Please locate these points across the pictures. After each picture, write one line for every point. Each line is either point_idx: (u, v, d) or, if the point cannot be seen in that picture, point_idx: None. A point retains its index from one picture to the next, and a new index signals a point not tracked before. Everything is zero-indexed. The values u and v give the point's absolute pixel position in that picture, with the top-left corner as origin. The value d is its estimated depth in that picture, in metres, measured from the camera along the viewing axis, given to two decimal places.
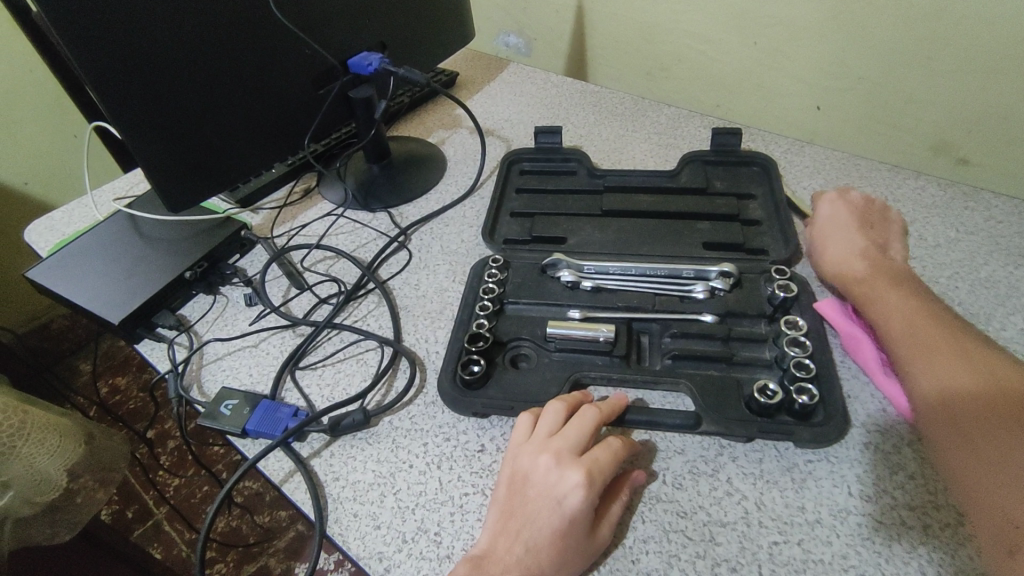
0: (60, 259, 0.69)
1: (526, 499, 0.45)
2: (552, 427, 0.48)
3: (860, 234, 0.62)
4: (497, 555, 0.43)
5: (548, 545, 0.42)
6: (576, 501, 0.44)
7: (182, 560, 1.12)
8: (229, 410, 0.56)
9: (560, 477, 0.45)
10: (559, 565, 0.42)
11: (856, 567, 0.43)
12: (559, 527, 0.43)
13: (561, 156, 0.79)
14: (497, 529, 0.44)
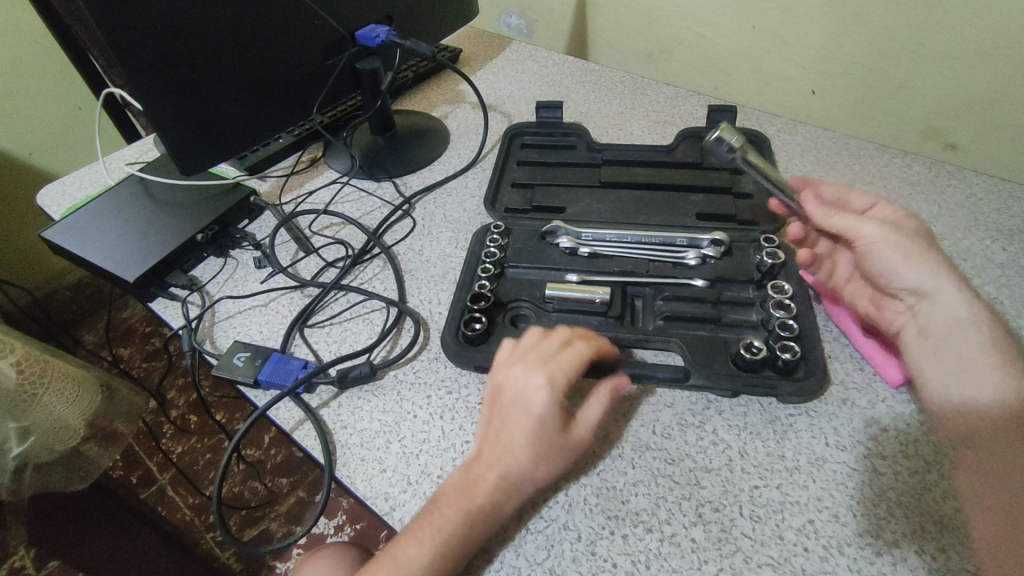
0: (73, 221, 0.71)
1: (502, 407, 0.48)
2: (525, 343, 0.51)
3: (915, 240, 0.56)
4: (483, 456, 0.46)
5: (523, 440, 0.46)
6: (543, 398, 0.47)
7: (186, 523, 1.15)
8: (242, 362, 0.59)
9: (528, 379, 0.48)
10: (537, 458, 0.45)
11: (829, 508, 0.46)
12: (533, 425, 0.46)
13: (561, 130, 0.81)
14: (483, 435, 0.48)
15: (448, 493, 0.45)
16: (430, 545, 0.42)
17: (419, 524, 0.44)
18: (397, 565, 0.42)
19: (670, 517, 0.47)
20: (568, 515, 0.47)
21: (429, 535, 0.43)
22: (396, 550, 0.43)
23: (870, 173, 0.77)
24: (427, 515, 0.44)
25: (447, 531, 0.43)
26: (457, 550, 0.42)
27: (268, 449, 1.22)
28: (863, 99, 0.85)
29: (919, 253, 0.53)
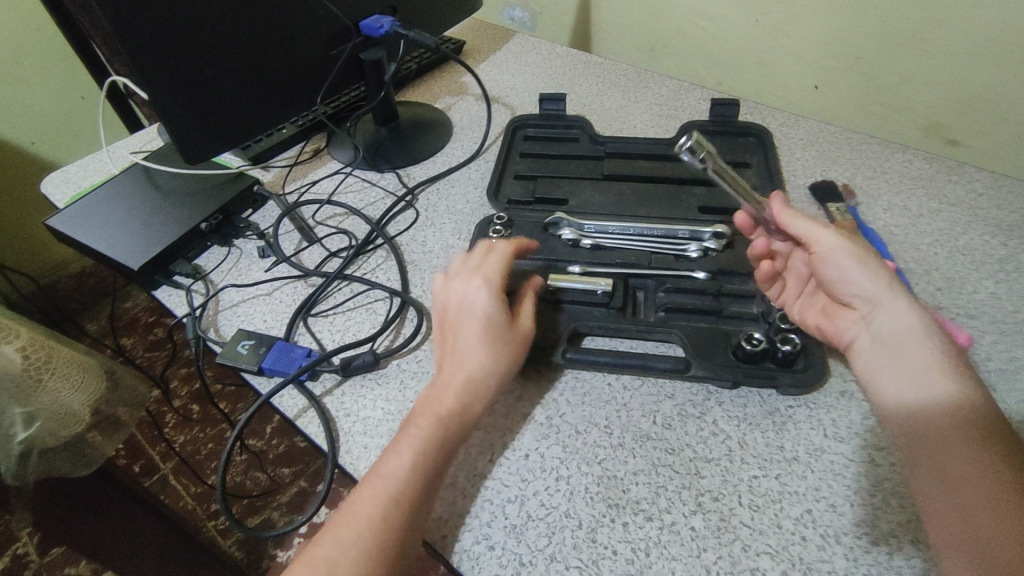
0: (77, 209, 0.72)
1: (450, 321, 0.52)
2: (457, 262, 0.55)
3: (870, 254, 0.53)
4: (443, 366, 0.50)
5: (476, 339, 0.50)
6: (483, 298, 0.51)
7: (188, 512, 1.16)
8: (246, 350, 0.59)
9: (467, 288, 0.52)
10: (492, 352, 0.50)
11: (827, 498, 0.47)
12: (481, 324, 0.50)
13: (564, 123, 0.81)
14: (441, 349, 0.51)
15: (420, 405, 0.48)
16: (411, 450, 0.45)
17: (398, 438, 0.46)
18: (381, 473, 0.44)
19: (669, 506, 0.47)
20: (569, 503, 0.48)
21: (408, 442, 0.46)
22: (380, 465, 0.45)
23: (871, 168, 0.77)
24: (404, 428, 0.47)
25: (424, 433, 0.46)
26: (438, 449, 0.46)
27: (269, 439, 1.22)
28: (865, 94, 0.85)
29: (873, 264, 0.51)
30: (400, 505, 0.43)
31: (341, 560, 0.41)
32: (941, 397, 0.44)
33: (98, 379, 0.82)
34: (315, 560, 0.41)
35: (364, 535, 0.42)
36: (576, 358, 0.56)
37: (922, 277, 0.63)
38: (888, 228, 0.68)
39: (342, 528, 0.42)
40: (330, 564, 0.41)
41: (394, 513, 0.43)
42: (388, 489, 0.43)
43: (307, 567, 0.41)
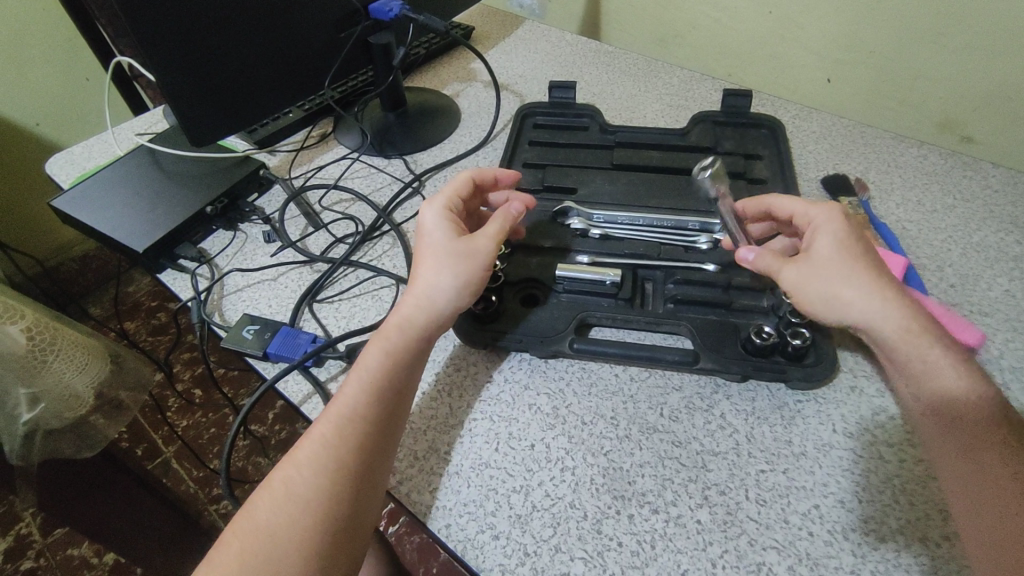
0: (82, 190, 0.71)
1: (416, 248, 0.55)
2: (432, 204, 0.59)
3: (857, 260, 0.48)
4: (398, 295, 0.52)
5: (424, 253, 0.52)
6: (429, 216, 0.54)
7: (190, 495, 1.16)
8: (252, 334, 0.59)
9: (420, 218, 0.55)
10: (434, 266, 0.51)
11: (835, 494, 0.47)
12: (425, 245, 0.52)
13: (574, 111, 0.81)
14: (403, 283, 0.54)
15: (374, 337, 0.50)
16: (363, 368, 0.47)
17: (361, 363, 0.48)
18: (334, 398, 0.46)
19: (676, 498, 0.47)
20: (574, 494, 0.48)
21: (359, 367, 0.47)
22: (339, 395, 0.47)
23: (885, 162, 0.76)
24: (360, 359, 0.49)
25: (373, 355, 0.47)
26: (386, 368, 0.47)
27: (272, 424, 1.22)
28: (879, 88, 0.84)
29: (857, 282, 0.47)
30: (352, 422, 0.44)
31: (295, 479, 0.41)
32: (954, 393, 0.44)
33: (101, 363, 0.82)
34: (273, 483, 0.42)
35: (317, 451, 0.42)
36: (583, 348, 0.55)
37: (934, 273, 0.62)
38: (901, 223, 0.68)
39: (299, 451, 0.43)
40: (286, 484, 0.41)
41: (345, 429, 0.43)
42: (338, 409, 0.44)
43: (267, 490, 0.42)
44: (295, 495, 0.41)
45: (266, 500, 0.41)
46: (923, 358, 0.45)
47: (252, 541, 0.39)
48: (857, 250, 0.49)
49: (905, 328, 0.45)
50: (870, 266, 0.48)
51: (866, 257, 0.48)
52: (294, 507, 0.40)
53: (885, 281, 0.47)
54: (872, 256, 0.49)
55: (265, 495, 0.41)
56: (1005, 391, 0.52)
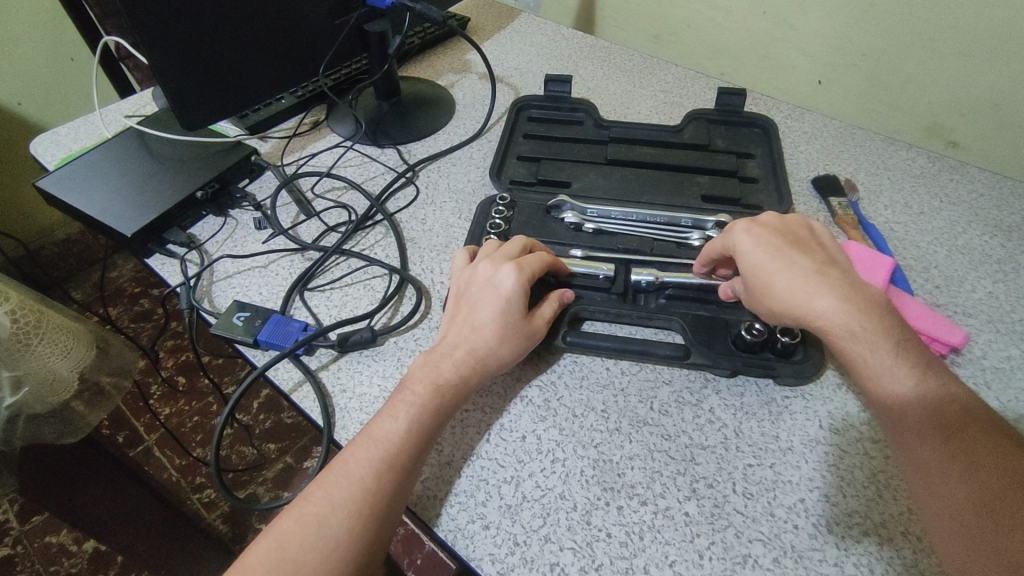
0: (68, 171, 0.70)
1: (469, 295, 0.54)
2: (489, 250, 0.58)
3: (780, 253, 0.50)
4: (448, 340, 0.52)
5: (491, 316, 0.51)
6: (511, 280, 0.52)
7: (172, 483, 1.15)
8: (242, 321, 0.58)
9: (496, 271, 0.53)
10: (500, 337, 0.51)
11: (820, 488, 0.47)
12: (500, 306, 0.52)
13: (569, 105, 0.81)
14: (449, 324, 0.53)
15: (416, 373, 0.50)
16: (405, 413, 0.46)
17: (395, 402, 0.48)
18: (374, 437, 0.45)
19: (664, 491, 0.48)
20: (564, 485, 0.48)
21: (404, 410, 0.47)
22: (373, 427, 0.46)
23: (874, 164, 0.77)
24: (398, 396, 0.48)
25: (422, 401, 0.47)
26: (432, 418, 0.47)
27: (257, 414, 1.21)
28: (869, 91, 0.85)
29: (782, 281, 0.49)
30: (392, 469, 0.44)
31: (331, 520, 0.41)
32: (906, 394, 0.43)
33: (85, 346, 0.81)
34: (299, 517, 0.41)
35: (357, 494, 0.42)
36: (575, 342, 0.56)
37: (920, 274, 0.63)
38: (888, 224, 0.69)
39: (335, 489, 0.42)
40: (321, 522, 0.40)
41: (388, 478, 0.43)
42: (381, 453, 0.44)
43: (294, 523, 0.41)
44: (327, 534, 0.40)
45: (295, 535, 0.40)
46: (885, 356, 0.44)
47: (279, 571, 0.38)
48: (774, 246, 0.51)
49: (837, 312, 0.46)
50: (788, 259, 0.50)
51: (783, 248, 0.51)
52: (327, 548, 0.39)
53: (806, 269, 0.49)
54: (791, 248, 0.51)
55: (297, 531, 0.40)
56: (986, 392, 0.53)
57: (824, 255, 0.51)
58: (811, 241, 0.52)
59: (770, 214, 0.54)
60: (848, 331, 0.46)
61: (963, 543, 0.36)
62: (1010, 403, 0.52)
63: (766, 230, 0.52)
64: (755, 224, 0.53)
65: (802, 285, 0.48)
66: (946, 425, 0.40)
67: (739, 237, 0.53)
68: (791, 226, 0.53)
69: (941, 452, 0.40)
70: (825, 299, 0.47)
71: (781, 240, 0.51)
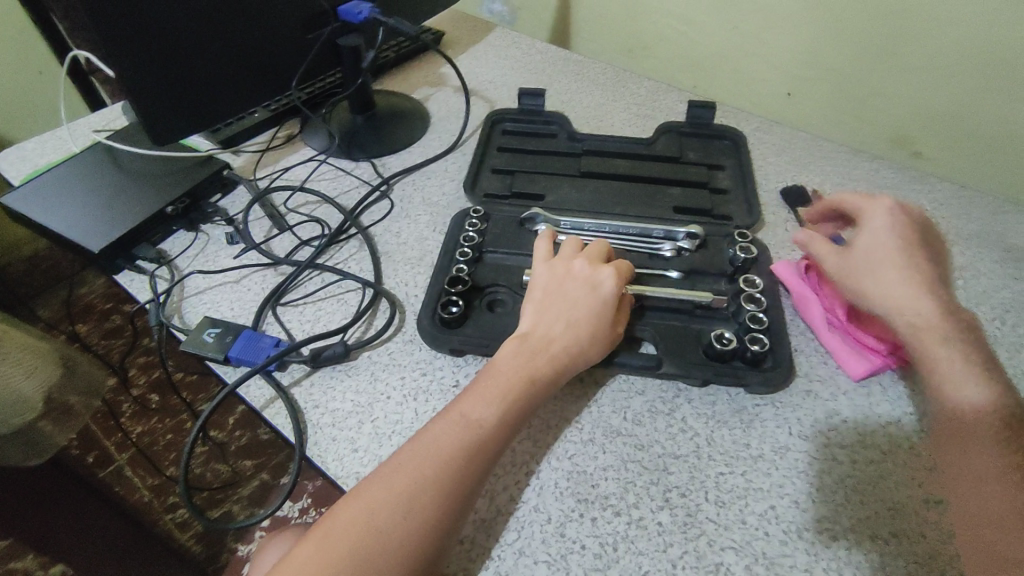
0: (33, 187, 0.68)
1: (563, 287, 0.54)
2: (573, 247, 0.58)
3: (908, 250, 0.53)
4: (541, 330, 0.51)
5: (587, 313, 0.52)
6: (611, 285, 0.53)
7: (144, 504, 1.12)
8: (212, 337, 0.58)
9: (594, 273, 0.54)
10: (594, 337, 0.51)
11: (790, 495, 0.48)
12: (595, 306, 0.52)
13: (542, 118, 0.81)
14: (537, 313, 0.53)
15: (512, 359, 0.49)
16: (499, 403, 0.47)
17: (488, 387, 0.47)
18: (469, 419, 0.45)
19: (638, 501, 0.48)
20: (538, 498, 0.48)
21: (498, 398, 0.47)
22: (465, 409, 0.46)
23: (839, 174, 0.79)
24: (491, 380, 0.48)
25: (518, 394, 0.47)
26: (522, 411, 0.47)
27: (231, 430, 1.19)
28: (835, 103, 0.87)
29: (886, 274, 0.52)
30: (481, 453, 0.44)
31: (421, 497, 0.41)
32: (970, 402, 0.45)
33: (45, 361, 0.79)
34: (389, 489, 0.41)
35: (449, 475, 0.42)
36: None
37: None
38: None
39: (426, 466, 0.42)
40: (410, 497, 0.41)
41: (474, 466, 0.43)
42: (469, 438, 0.44)
43: (383, 492, 0.41)
44: (417, 511, 0.40)
45: (385, 504, 0.40)
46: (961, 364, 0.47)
47: (369, 538, 0.39)
48: (901, 237, 0.54)
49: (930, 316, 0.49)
50: (909, 259, 0.53)
51: (907, 249, 0.54)
52: (417, 522, 0.40)
53: (919, 273, 0.52)
54: (914, 250, 0.54)
55: (387, 501, 0.41)
56: None
57: (937, 262, 0.54)
58: (933, 248, 0.55)
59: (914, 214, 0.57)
60: (929, 322, 0.49)
61: (986, 527, 0.39)
62: None
63: (906, 221, 0.56)
64: (902, 211, 0.57)
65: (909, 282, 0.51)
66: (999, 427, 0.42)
67: (879, 221, 0.56)
68: (928, 231, 0.57)
69: (984, 446, 0.42)
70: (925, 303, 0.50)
71: (912, 239, 0.54)
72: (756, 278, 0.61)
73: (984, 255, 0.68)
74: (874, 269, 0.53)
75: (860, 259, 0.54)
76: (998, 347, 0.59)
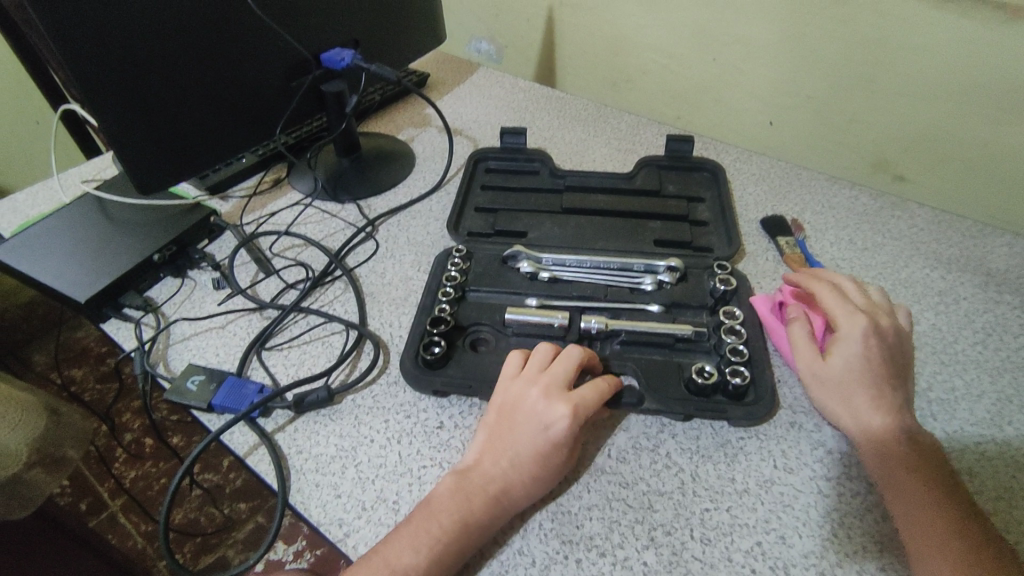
0: (23, 240, 0.69)
1: (516, 422, 0.50)
2: (541, 364, 0.54)
3: (880, 381, 0.51)
4: (483, 468, 0.49)
5: (533, 458, 0.48)
6: (563, 428, 0.48)
7: (137, 551, 1.12)
8: (195, 386, 0.58)
9: (548, 409, 0.49)
10: (538, 481, 0.48)
11: (776, 530, 0.48)
12: (542, 449, 0.48)
13: (524, 156, 0.83)
14: (486, 444, 0.50)
15: (450, 498, 0.47)
16: (427, 548, 0.44)
17: (418, 528, 0.46)
18: (393, 568, 0.44)
19: (623, 541, 0.47)
20: (522, 540, 0.48)
21: (427, 543, 0.45)
22: (392, 551, 0.45)
23: (818, 202, 0.80)
24: (423, 522, 0.46)
25: (445, 538, 0.45)
26: (452, 559, 0.45)
27: (225, 473, 1.15)
28: (816, 131, 0.88)
29: (849, 407, 0.51)
30: None
31: None
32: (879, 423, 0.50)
33: (34, 415, 0.80)
34: None
35: None
36: None
37: None
38: (834, 261, 0.71)
39: None
40: None
41: None
42: None
43: None
44: None
45: None
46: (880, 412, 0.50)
47: None
48: (877, 359, 0.52)
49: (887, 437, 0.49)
50: (873, 391, 0.51)
51: (877, 376, 0.51)
52: None
53: (885, 403, 0.50)
54: (885, 375, 0.51)
55: None
56: (932, 422, 0.55)
57: (907, 388, 0.52)
58: (905, 369, 0.53)
59: (891, 323, 0.54)
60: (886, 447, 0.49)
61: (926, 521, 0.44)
62: (954, 431, 0.54)
63: (881, 339, 0.53)
64: (876, 330, 0.53)
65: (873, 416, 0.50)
66: (913, 445, 0.49)
67: (852, 339, 0.52)
68: (902, 342, 0.54)
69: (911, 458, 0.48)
70: (888, 435, 0.49)
71: (884, 363, 0.52)
72: (736, 309, 0.61)
73: (964, 278, 0.69)
74: (845, 393, 0.52)
75: (834, 380, 0.52)
76: (983, 371, 0.59)
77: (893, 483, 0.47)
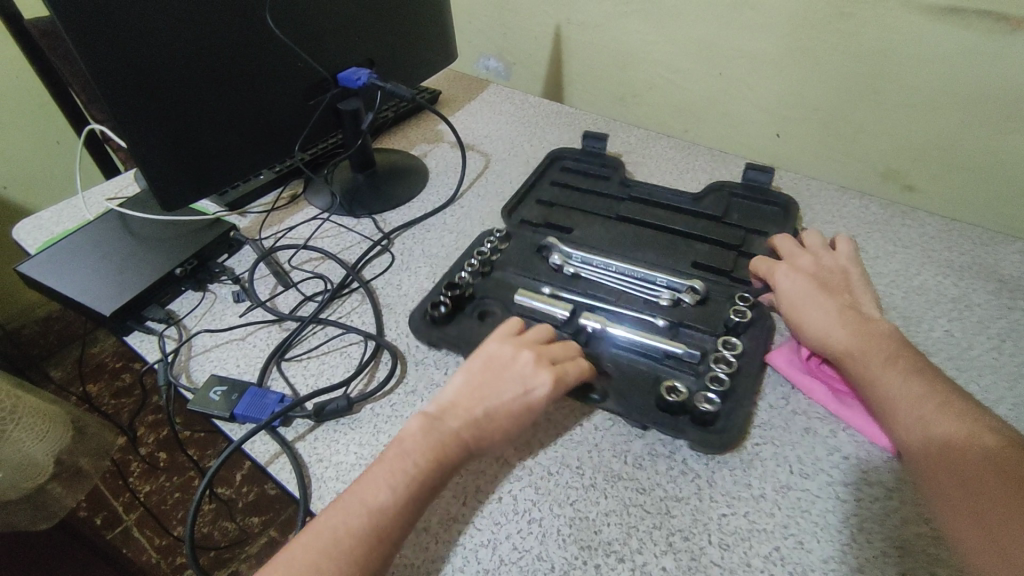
0: (50, 255, 0.71)
1: (501, 375, 0.51)
2: (539, 339, 0.55)
3: (823, 292, 0.59)
4: (459, 409, 0.49)
5: (511, 413, 0.49)
6: (545, 393, 0.50)
7: (151, 565, 1.11)
8: (218, 396, 0.59)
9: (532, 374, 0.51)
10: (506, 436, 0.49)
11: (794, 535, 0.48)
12: (520, 406, 0.49)
13: (602, 162, 0.85)
14: (464, 387, 0.50)
15: (423, 436, 0.47)
16: (402, 485, 0.44)
17: (394, 467, 0.45)
18: (369, 503, 0.43)
19: (641, 547, 0.48)
20: (542, 546, 0.48)
21: (400, 479, 0.44)
22: (367, 487, 0.44)
23: (826, 212, 0.81)
24: (399, 457, 0.45)
25: (418, 472, 0.45)
26: (421, 493, 0.45)
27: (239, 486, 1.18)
28: (824, 141, 0.89)
29: (808, 318, 0.57)
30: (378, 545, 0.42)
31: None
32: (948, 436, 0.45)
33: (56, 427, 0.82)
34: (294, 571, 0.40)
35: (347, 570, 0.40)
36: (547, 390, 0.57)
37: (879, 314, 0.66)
38: None
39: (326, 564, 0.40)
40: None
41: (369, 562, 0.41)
42: (370, 522, 0.42)
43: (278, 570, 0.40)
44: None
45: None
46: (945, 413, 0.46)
47: None
48: (809, 284, 0.60)
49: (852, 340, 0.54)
50: (820, 302, 0.58)
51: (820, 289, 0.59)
52: None
53: (835, 307, 0.57)
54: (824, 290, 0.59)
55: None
56: None
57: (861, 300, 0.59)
58: (848, 285, 0.60)
59: (810, 259, 0.64)
60: (852, 348, 0.53)
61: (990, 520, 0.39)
62: None
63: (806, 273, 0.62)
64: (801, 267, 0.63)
65: (829, 318, 0.56)
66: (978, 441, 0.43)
67: (782, 277, 0.62)
68: (827, 268, 0.63)
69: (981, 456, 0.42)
70: (844, 330, 0.55)
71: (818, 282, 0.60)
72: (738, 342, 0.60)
73: (977, 285, 0.70)
74: (797, 313, 0.59)
75: (788, 305, 0.60)
76: (999, 376, 0.59)
77: (950, 476, 0.43)
